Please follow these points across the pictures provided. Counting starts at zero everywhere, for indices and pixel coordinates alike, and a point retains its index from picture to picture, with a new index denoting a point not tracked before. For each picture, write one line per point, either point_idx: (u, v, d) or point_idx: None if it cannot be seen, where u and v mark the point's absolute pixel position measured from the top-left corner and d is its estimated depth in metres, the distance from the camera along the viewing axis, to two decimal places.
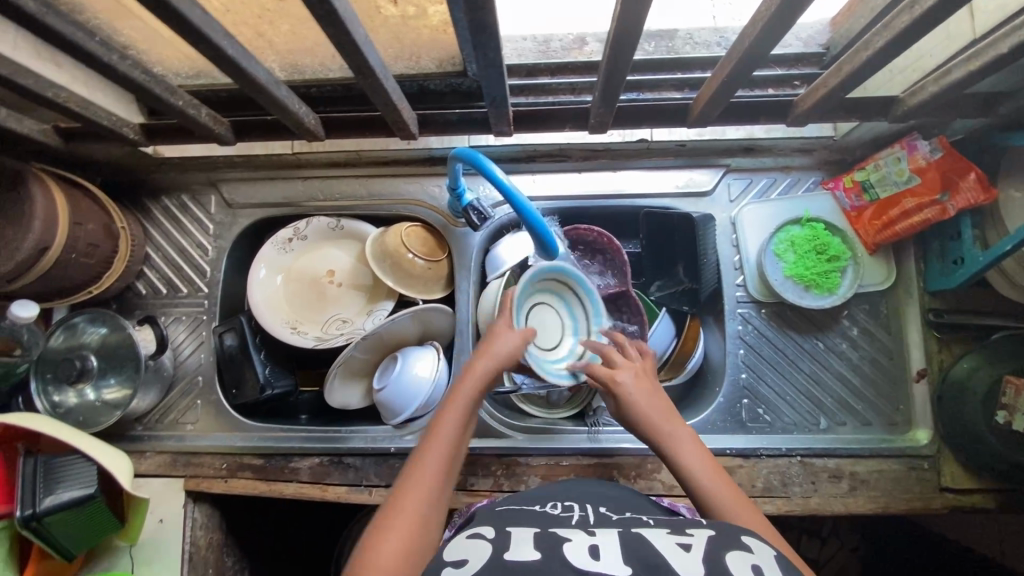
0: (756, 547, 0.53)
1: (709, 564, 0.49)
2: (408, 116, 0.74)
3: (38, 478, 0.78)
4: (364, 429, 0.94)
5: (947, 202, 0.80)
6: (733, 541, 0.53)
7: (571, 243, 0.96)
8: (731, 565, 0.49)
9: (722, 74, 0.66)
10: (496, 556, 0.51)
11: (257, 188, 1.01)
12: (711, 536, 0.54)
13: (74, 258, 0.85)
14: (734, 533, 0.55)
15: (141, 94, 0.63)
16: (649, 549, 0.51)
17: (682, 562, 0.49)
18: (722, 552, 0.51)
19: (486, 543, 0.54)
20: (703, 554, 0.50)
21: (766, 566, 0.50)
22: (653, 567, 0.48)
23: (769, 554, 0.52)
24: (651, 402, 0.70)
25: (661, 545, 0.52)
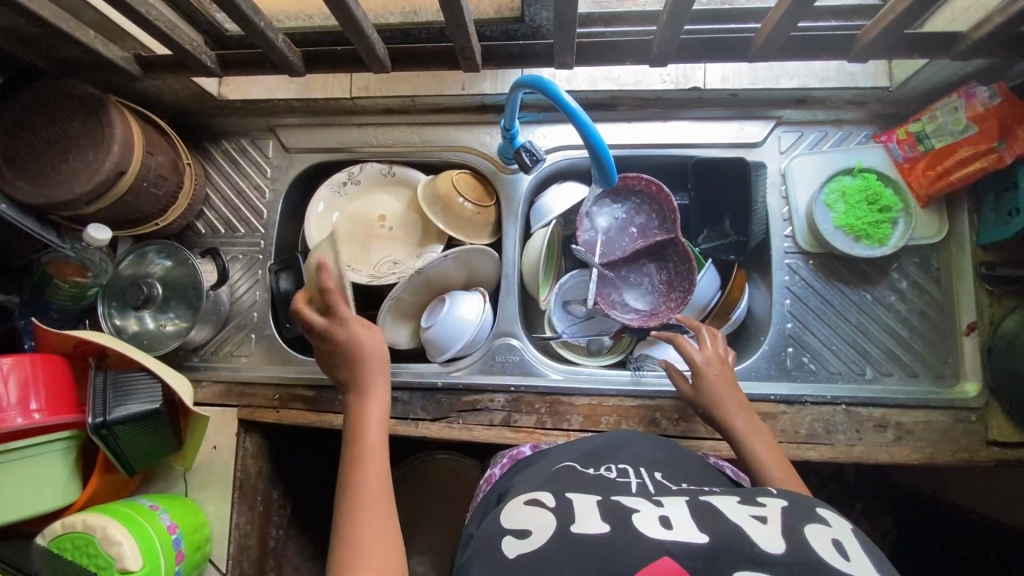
0: (832, 520, 0.52)
1: (787, 536, 0.48)
2: (476, 44, 0.75)
3: (107, 391, 0.81)
4: (411, 365, 0.96)
5: (1004, 151, 0.80)
6: (809, 514, 0.52)
7: (618, 192, 0.98)
8: (810, 538, 0.48)
9: (785, 3, 0.66)
10: (564, 529, 0.53)
11: (315, 134, 1.05)
12: (786, 508, 0.53)
13: (145, 187, 0.89)
14: (809, 504, 0.54)
15: (229, 12, 0.66)
16: (724, 519, 0.51)
17: (760, 533, 0.48)
18: (800, 524, 0.50)
19: (550, 515, 0.55)
20: (780, 526, 0.50)
21: (845, 541, 0.49)
22: (729, 539, 0.48)
23: (849, 530, 0.51)
24: (729, 391, 0.80)
25: (734, 514, 0.52)
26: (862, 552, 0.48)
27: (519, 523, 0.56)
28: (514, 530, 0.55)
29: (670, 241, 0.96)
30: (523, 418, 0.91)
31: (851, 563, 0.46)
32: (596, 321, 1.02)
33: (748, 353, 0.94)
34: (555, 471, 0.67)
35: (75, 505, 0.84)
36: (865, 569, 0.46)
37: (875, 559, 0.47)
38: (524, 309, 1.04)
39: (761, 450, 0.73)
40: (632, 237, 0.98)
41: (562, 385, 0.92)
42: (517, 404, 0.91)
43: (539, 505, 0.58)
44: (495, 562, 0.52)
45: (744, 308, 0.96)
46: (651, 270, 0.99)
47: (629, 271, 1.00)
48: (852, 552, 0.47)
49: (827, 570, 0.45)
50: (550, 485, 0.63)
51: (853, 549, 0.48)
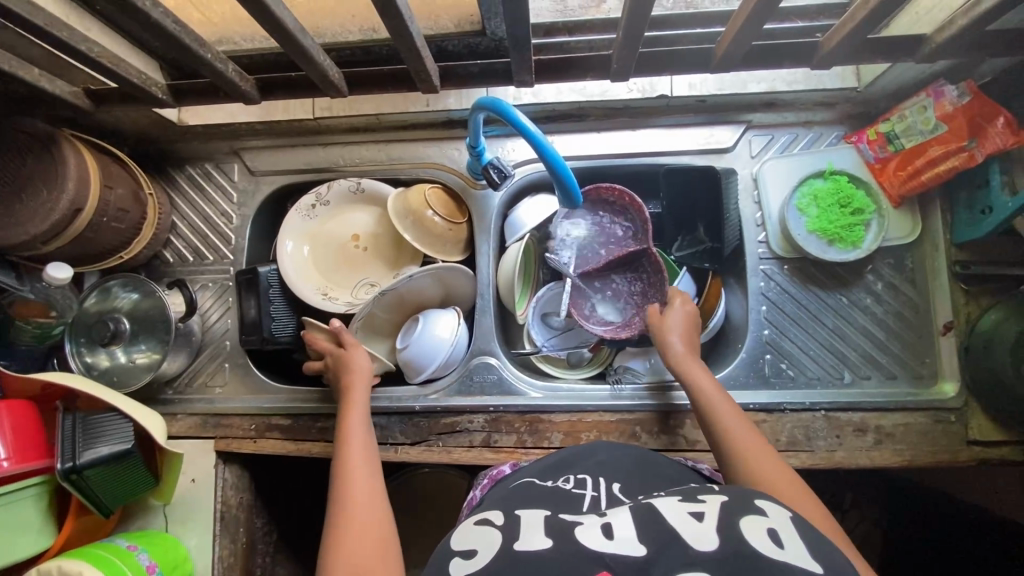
0: (770, 510, 0.52)
1: (722, 532, 0.48)
2: (431, 67, 0.74)
3: (76, 435, 0.80)
4: (389, 390, 0.95)
5: (974, 149, 0.79)
6: (746, 506, 0.52)
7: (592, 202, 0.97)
8: (744, 530, 0.48)
9: (744, 16, 0.65)
10: (507, 547, 0.52)
11: (280, 155, 1.03)
12: (722, 501, 0.53)
13: (105, 222, 0.87)
14: (747, 497, 0.54)
15: (171, 46, 0.64)
16: (661, 519, 0.51)
17: (696, 531, 0.48)
18: (736, 516, 0.50)
19: (499, 532, 0.55)
20: (716, 521, 0.50)
21: (782, 530, 0.49)
22: (663, 538, 0.48)
23: (782, 516, 0.51)
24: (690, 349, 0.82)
25: (672, 513, 0.52)
26: (796, 540, 0.48)
27: (466, 544, 0.55)
28: (462, 551, 0.54)
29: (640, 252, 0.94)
30: (503, 437, 0.90)
31: (784, 549, 0.46)
32: (575, 332, 1.01)
33: (726, 360, 0.94)
34: (511, 489, 0.67)
35: (51, 550, 0.83)
36: (798, 556, 0.45)
37: (810, 544, 0.48)
38: (503, 324, 1.03)
39: (740, 429, 0.71)
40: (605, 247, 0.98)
41: (541, 403, 0.91)
42: (497, 424, 0.90)
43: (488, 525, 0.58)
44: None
45: (721, 315, 0.95)
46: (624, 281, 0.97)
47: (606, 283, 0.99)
48: (787, 540, 0.47)
49: (759, 557, 0.45)
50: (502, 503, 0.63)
51: (787, 537, 0.48)
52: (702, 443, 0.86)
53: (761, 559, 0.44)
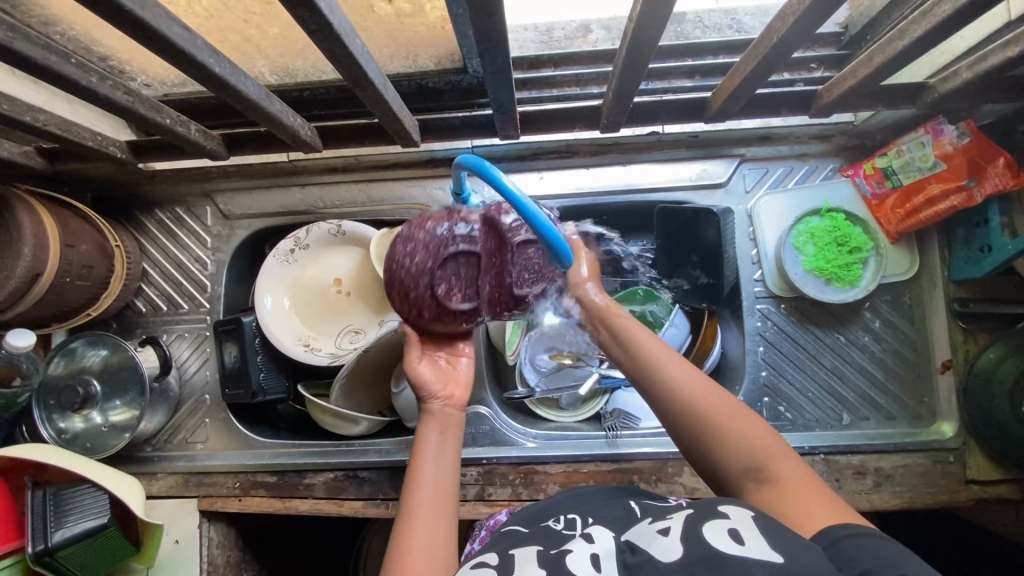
0: (733, 511, 0.48)
1: (687, 542, 0.46)
2: (410, 124, 0.70)
3: (49, 511, 0.76)
4: (379, 441, 0.92)
5: (973, 188, 0.76)
6: (711, 513, 0.49)
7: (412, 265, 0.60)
8: (709, 536, 0.45)
9: (744, 71, 0.61)
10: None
11: (254, 197, 0.97)
12: (688, 514, 0.49)
13: (68, 282, 0.82)
14: (710, 503, 0.50)
15: (124, 115, 0.59)
16: (631, 546, 0.48)
17: (661, 547, 0.46)
18: (701, 524, 0.47)
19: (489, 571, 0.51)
20: (682, 534, 0.47)
21: (744, 528, 0.45)
22: (633, 567, 0.46)
23: (747, 514, 0.47)
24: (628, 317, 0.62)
25: (643, 538, 0.49)
26: (759, 535, 0.44)
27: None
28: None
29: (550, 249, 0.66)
30: (497, 490, 0.87)
31: (746, 547, 0.43)
32: (565, 373, 0.98)
33: None
34: (509, 536, 0.60)
35: None
36: (760, 550, 0.43)
37: (774, 540, 0.44)
38: (494, 363, 1.01)
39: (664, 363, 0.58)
40: (490, 280, 0.61)
41: (536, 454, 0.89)
42: (490, 476, 0.88)
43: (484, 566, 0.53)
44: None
45: (717, 355, 0.93)
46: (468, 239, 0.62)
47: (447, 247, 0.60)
48: (748, 537, 0.44)
49: (717, 564, 0.42)
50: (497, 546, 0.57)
51: (749, 534, 0.45)
52: (701, 490, 0.84)
53: (723, 565, 0.42)
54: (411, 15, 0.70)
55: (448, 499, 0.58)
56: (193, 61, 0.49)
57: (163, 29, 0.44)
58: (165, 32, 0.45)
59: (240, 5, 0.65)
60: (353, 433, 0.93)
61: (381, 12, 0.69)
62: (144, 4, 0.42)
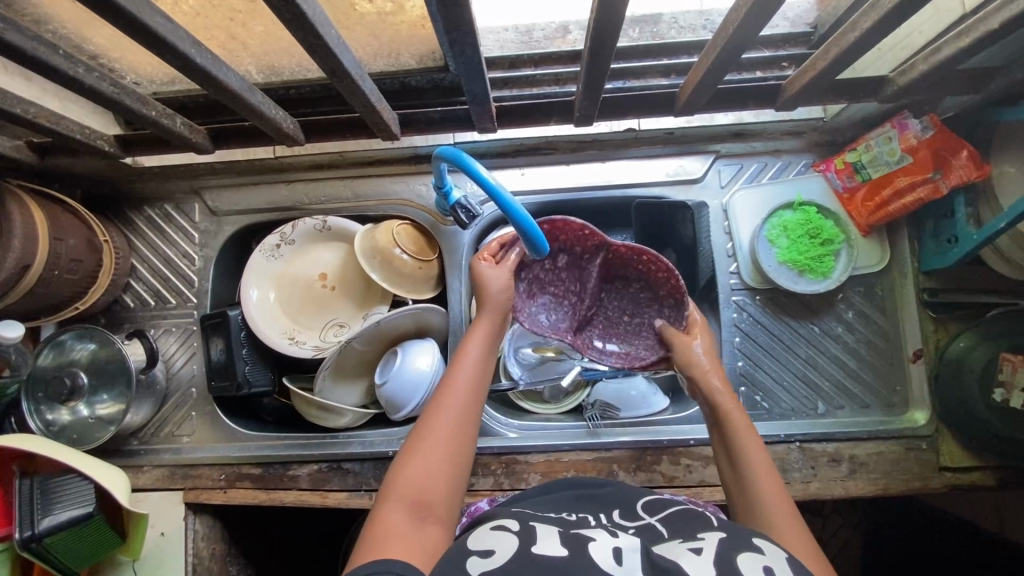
0: (768, 548, 0.50)
1: (720, 565, 0.47)
2: (389, 117, 0.72)
3: (35, 499, 0.77)
4: (363, 433, 0.93)
5: (939, 180, 0.79)
6: (744, 543, 0.51)
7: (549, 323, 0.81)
8: (742, 569, 0.47)
9: (709, 63, 0.64)
10: (524, 550, 0.49)
11: (241, 194, 0.99)
12: (722, 538, 0.51)
13: (58, 275, 0.84)
14: (745, 533, 0.52)
15: (110, 106, 0.61)
16: (658, 554, 0.49)
17: (694, 564, 0.47)
18: (733, 552, 0.49)
19: (512, 537, 0.52)
20: (715, 556, 0.48)
21: (778, 569, 0.47)
22: (665, 569, 0.47)
23: (781, 556, 0.49)
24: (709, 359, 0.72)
25: (671, 549, 0.50)
26: None
27: (484, 544, 0.51)
28: (479, 550, 0.50)
29: (648, 316, 0.81)
30: (479, 481, 0.88)
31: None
32: (549, 366, 0.99)
33: None
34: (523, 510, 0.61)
35: None
36: None
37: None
38: None
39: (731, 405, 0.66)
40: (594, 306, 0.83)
41: (517, 444, 0.90)
42: (473, 466, 0.89)
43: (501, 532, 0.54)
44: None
45: None
46: (581, 275, 0.80)
47: (558, 283, 0.81)
48: None
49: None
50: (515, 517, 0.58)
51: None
52: (680, 478, 0.86)
53: None
54: (393, 13, 0.72)
55: (477, 398, 0.63)
56: (175, 51, 0.51)
57: (146, 19, 0.46)
58: (147, 22, 0.47)
59: (225, 4, 0.67)
60: (340, 424, 0.95)
61: (362, 10, 0.72)
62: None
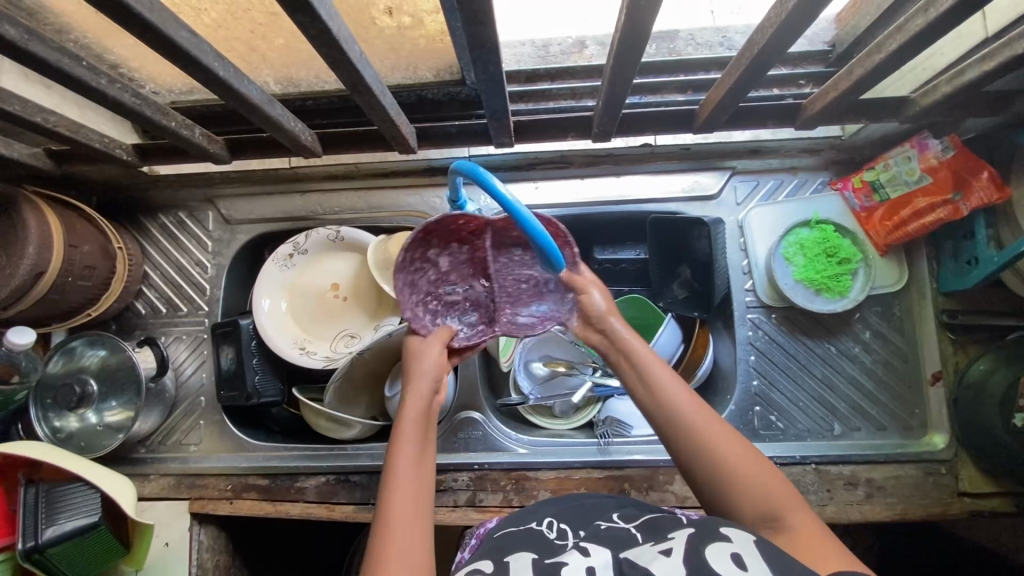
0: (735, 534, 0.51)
1: (690, 566, 0.47)
2: (407, 131, 0.72)
3: (40, 509, 0.76)
4: (371, 446, 0.92)
5: (959, 202, 0.78)
6: (712, 534, 0.51)
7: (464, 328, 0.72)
8: (712, 563, 0.47)
9: (728, 83, 0.64)
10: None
11: (255, 204, 1.00)
12: (690, 533, 0.51)
13: (71, 282, 0.83)
14: (710, 522, 0.53)
15: (131, 116, 0.61)
16: (630, 562, 0.50)
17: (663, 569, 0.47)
18: (701, 546, 0.49)
19: None
20: (684, 557, 0.48)
21: (746, 553, 0.48)
22: None
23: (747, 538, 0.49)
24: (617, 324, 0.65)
25: (643, 556, 0.50)
26: (757, 557, 0.47)
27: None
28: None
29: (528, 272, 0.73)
30: (488, 497, 0.87)
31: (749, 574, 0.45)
32: (558, 381, 1.00)
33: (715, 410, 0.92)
34: (499, 540, 0.61)
35: None
36: None
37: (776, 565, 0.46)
38: (487, 369, 1.02)
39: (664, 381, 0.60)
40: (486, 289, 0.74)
41: (527, 460, 0.89)
42: (482, 482, 0.88)
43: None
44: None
45: (709, 362, 0.94)
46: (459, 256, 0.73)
47: (454, 287, 0.74)
48: (750, 562, 0.46)
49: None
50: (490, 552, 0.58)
51: (751, 558, 0.47)
52: (693, 499, 0.84)
53: None
54: (411, 28, 0.73)
55: (425, 511, 0.56)
56: (198, 64, 0.51)
57: (171, 32, 0.47)
58: (172, 35, 0.47)
59: (246, 17, 0.67)
60: (347, 436, 0.94)
61: (382, 24, 0.72)
62: (152, 7, 0.44)
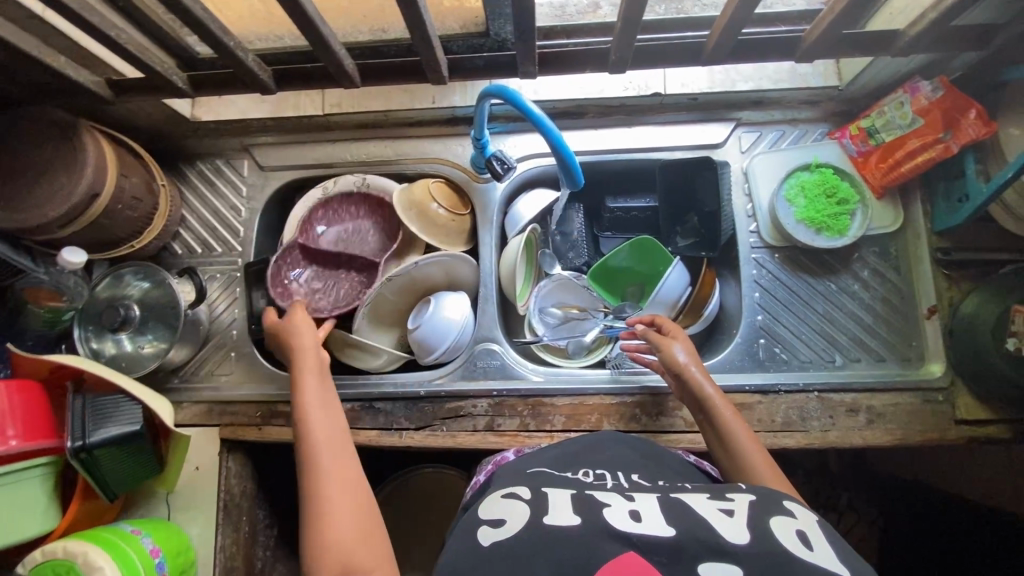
0: (798, 513, 0.57)
1: (752, 529, 0.53)
2: (442, 59, 0.78)
3: (88, 415, 0.80)
4: (394, 376, 0.97)
5: (950, 141, 0.84)
6: (777, 508, 0.57)
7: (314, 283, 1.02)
8: (775, 531, 0.53)
9: (730, 12, 0.71)
10: (537, 522, 0.56)
11: (288, 152, 1.06)
12: (752, 502, 0.58)
13: (120, 209, 0.89)
14: (776, 498, 0.59)
15: (198, 32, 0.68)
16: (693, 512, 0.56)
17: (728, 528, 0.53)
18: (767, 517, 0.55)
19: (526, 509, 0.59)
20: (746, 518, 0.54)
21: (809, 531, 0.53)
22: (697, 529, 0.53)
23: (811, 520, 0.56)
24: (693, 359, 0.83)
25: (703, 508, 0.57)
26: (823, 542, 0.52)
27: (495, 514, 0.59)
28: (490, 519, 0.59)
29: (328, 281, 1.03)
30: (506, 421, 0.91)
31: (814, 552, 0.50)
32: (575, 324, 1.05)
33: (721, 347, 0.97)
34: (541, 477, 0.69)
35: (54, 533, 0.82)
36: (826, 558, 0.50)
37: (838, 550, 0.52)
38: (503, 312, 1.07)
39: (717, 402, 0.78)
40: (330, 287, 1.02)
41: (542, 387, 0.93)
42: (500, 408, 0.92)
43: (517, 498, 0.62)
44: (469, 549, 0.55)
45: (715, 302, 1.00)
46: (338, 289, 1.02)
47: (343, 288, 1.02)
48: (815, 543, 0.52)
49: (788, 556, 0.49)
50: (532, 484, 0.66)
51: (815, 539, 0.53)
52: None
53: (792, 557, 0.49)
54: None
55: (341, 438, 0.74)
56: None
57: None
58: None
59: None
60: (372, 366, 0.98)
61: None
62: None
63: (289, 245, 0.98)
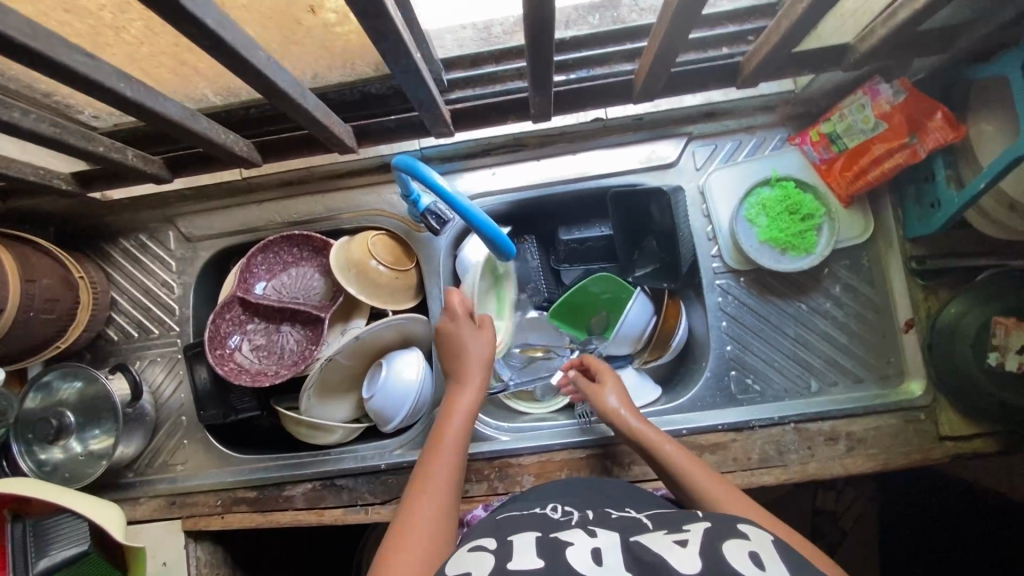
0: (753, 533, 0.52)
1: (705, 554, 0.48)
2: (340, 130, 0.73)
3: (29, 544, 0.76)
4: (355, 449, 0.93)
5: (917, 145, 0.76)
6: (730, 531, 0.52)
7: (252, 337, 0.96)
8: (727, 554, 0.48)
9: (657, 47, 0.62)
10: (501, 566, 0.50)
11: (213, 219, 0.99)
12: (708, 528, 0.52)
13: (33, 316, 0.83)
14: (730, 521, 0.54)
15: (56, 145, 0.60)
16: (643, 549, 0.51)
17: (678, 556, 0.48)
18: (720, 541, 0.50)
19: (489, 555, 0.53)
20: (699, 546, 0.49)
21: (763, 552, 0.49)
22: (649, 568, 0.47)
23: (767, 539, 0.51)
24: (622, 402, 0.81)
25: (657, 544, 0.51)
26: (777, 561, 0.48)
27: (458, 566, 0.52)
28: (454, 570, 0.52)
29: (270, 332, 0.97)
30: (473, 487, 0.87)
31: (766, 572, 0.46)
32: (537, 365, 1.00)
33: (692, 380, 0.92)
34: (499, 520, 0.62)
35: None
36: None
37: (792, 567, 0.48)
38: None
39: (655, 438, 0.75)
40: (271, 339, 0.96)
41: (509, 447, 0.89)
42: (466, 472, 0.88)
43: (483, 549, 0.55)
44: None
45: (682, 331, 0.94)
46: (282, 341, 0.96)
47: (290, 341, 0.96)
48: (768, 562, 0.47)
49: None
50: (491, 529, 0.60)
51: (769, 558, 0.48)
52: None
53: None
54: (338, 24, 0.71)
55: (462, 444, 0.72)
56: (100, 86, 0.50)
57: (62, 57, 0.46)
58: (65, 60, 0.46)
59: (167, 31, 0.65)
60: (330, 441, 0.94)
61: (308, 24, 0.70)
62: (24, 27, 0.43)
63: (227, 301, 0.91)
